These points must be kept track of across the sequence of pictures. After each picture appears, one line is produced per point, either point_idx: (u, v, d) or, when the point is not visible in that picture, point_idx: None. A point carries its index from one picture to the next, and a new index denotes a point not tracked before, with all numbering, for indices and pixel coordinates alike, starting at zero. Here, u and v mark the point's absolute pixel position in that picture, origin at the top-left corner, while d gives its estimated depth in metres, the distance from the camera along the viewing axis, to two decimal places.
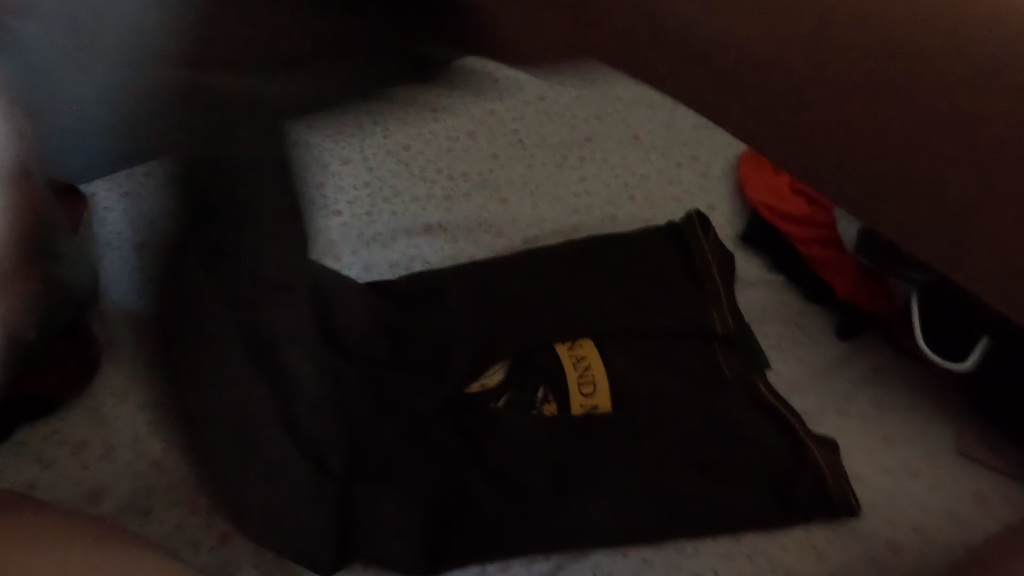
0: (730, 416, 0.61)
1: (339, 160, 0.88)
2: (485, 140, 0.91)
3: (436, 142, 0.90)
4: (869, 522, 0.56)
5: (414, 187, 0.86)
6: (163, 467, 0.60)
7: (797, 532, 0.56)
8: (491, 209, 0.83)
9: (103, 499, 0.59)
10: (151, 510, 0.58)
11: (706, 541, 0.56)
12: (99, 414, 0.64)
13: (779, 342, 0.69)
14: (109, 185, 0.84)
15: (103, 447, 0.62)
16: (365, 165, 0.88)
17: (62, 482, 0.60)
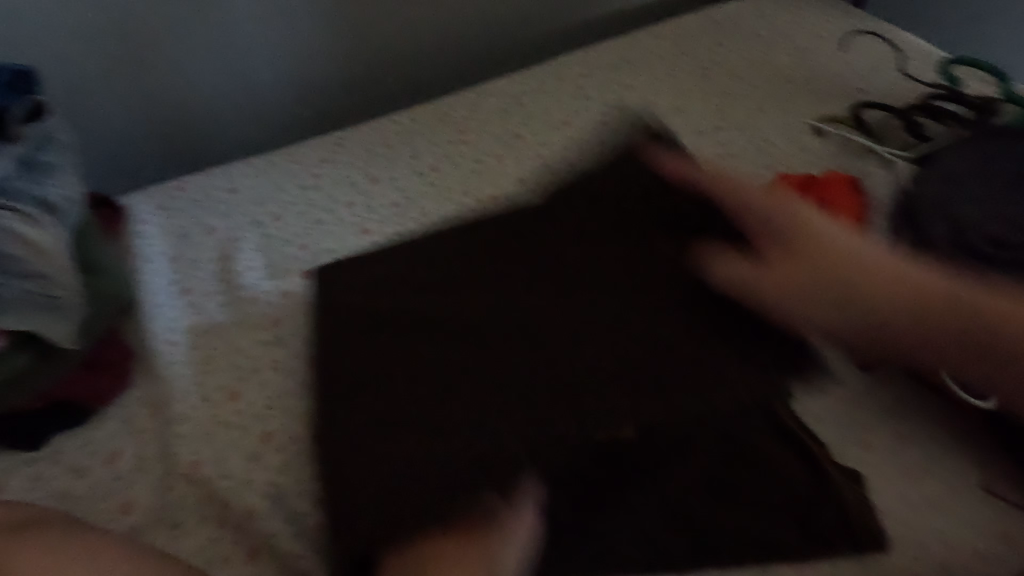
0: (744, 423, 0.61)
1: (368, 180, 0.90)
2: (511, 164, 0.93)
3: (464, 164, 0.92)
4: (894, 555, 0.57)
5: (441, 207, 0.87)
6: (192, 480, 0.61)
7: (824, 564, 0.56)
8: None
9: (132, 511, 0.59)
10: (182, 523, 0.58)
11: (732, 570, 0.56)
12: (129, 424, 0.65)
13: None
14: (146, 198, 0.87)
15: (134, 459, 0.62)
16: (394, 184, 0.89)
17: (92, 492, 0.60)
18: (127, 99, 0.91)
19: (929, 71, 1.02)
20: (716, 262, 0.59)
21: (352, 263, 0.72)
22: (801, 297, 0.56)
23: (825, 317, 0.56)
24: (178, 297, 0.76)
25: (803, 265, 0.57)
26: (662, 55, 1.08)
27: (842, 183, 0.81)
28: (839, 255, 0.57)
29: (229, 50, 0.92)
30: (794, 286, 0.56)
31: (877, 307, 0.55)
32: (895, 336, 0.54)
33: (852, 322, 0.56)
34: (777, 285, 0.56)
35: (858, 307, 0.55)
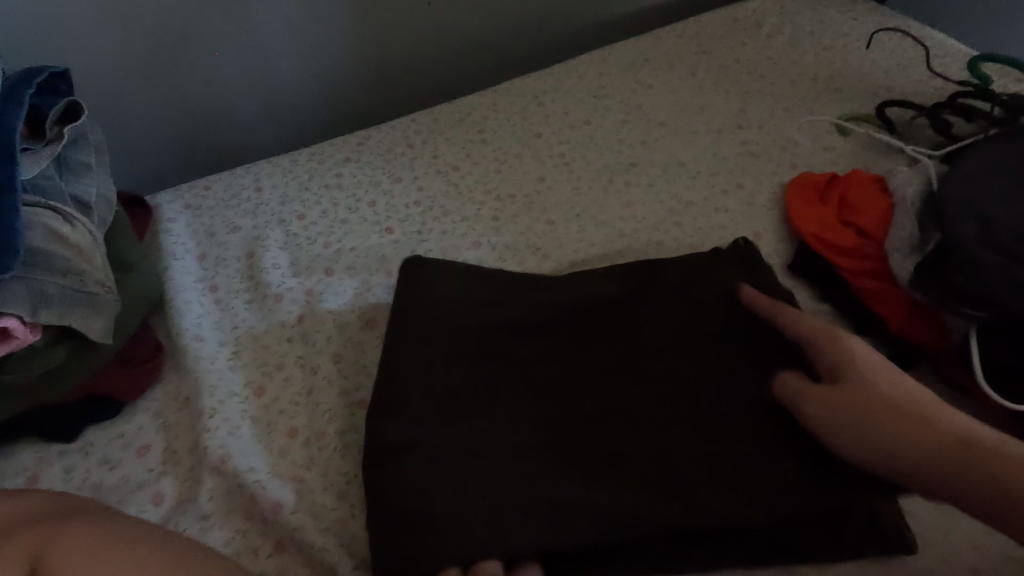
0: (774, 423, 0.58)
1: (390, 179, 0.91)
2: (532, 163, 0.93)
3: (485, 164, 0.93)
4: (923, 558, 0.56)
5: (462, 207, 0.88)
6: (220, 474, 0.62)
7: (849, 566, 0.56)
8: (537, 230, 0.85)
9: (162, 503, 0.60)
10: (210, 516, 0.59)
11: (756, 570, 0.56)
12: (159, 418, 0.66)
13: None
14: (173, 197, 0.88)
15: (165, 452, 0.64)
16: (415, 184, 0.90)
17: (124, 484, 0.61)
18: (156, 100, 0.93)
19: (957, 69, 1.01)
20: (809, 395, 0.56)
21: (416, 272, 0.73)
22: (873, 432, 0.51)
23: (891, 450, 0.50)
24: (205, 294, 0.77)
25: (887, 390, 0.53)
26: (683, 54, 1.08)
27: (874, 183, 0.80)
28: (949, 436, 0.49)
29: (255, 51, 0.94)
30: (876, 406, 0.52)
31: (962, 454, 0.48)
32: (972, 484, 0.46)
33: (932, 447, 0.49)
34: (846, 425, 0.53)
35: (944, 443, 0.49)
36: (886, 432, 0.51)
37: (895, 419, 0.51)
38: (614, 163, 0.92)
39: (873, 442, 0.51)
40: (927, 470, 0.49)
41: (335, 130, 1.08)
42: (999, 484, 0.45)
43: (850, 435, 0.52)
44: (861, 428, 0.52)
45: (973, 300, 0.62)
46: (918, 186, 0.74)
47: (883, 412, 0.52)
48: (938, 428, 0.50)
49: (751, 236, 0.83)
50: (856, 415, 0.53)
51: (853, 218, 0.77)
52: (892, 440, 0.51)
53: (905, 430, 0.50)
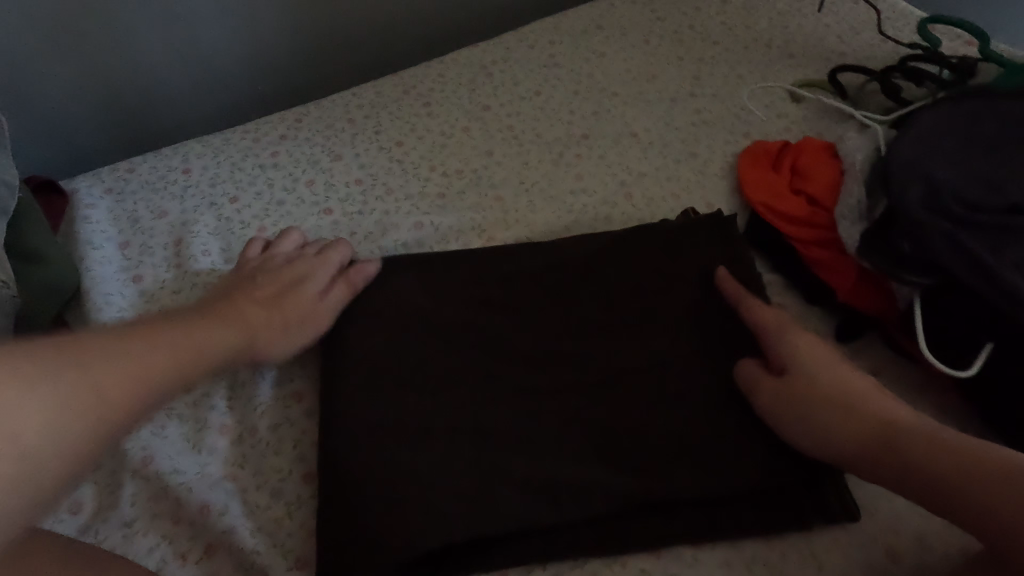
0: (718, 407, 0.58)
1: (330, 157, 0.86)
2: (480, 137, 0.89)
3: (430, 138, 0.88)
4: (868, 526, 0.56)
5: (407, 184, 0.83)
6: (145, 477, 0.58)
7: (797, 539, 0.56)
8: (485, 207, 0.81)
9: (82, 511, 0.56)
10: (134, 522, 0.56)
11: (705, 548, 0.56)
12: None
13: None
14: (92, 181, 0.82)
15: None
16: (357, 161, 0.85)
17: None
18: (69, 76, 0.85)
19: (908, 32, 1.00)
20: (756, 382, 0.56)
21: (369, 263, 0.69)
22: (815, 430, 0.53)
23: (825, 447, 0.52)
24: (128, 286, 0.72)
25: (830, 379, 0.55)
26: (636, 20, 1.04)
27: (824, 149, 0.79)
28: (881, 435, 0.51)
29: (174, 21, 0.87)
30: (821, 395, 0.54)
31: (899, 456, 0.49)
32: (900, 484, 0.49)
33: (871, 437, 0.51)
34: (784, 411, 0.54)
35: (882, 436, 0.50)
36: (828, 421, 0.53)
37: (837, 409, 0.53)
38: (566, 135, 0.89)
39: (813, 431, 0.53)
40: (861, 453, 0.51)
41: (273, 106, 1.02)
42: (919, 487, 0.48)
43: (793, 424, 0.54)
44: (805, 416, 0.54)
45: (918, 267, 0.61)
46: (867, 152, 0.73)
47: (826, 400, 0.53)
48: (879, 417, 0.51)
49: (703, 207, 0.81)
50: (798, 403, 0.54)
51: (803, 186, 0.75)
52: (833, 426, 0.52)
53: (845, 419, 0.52)
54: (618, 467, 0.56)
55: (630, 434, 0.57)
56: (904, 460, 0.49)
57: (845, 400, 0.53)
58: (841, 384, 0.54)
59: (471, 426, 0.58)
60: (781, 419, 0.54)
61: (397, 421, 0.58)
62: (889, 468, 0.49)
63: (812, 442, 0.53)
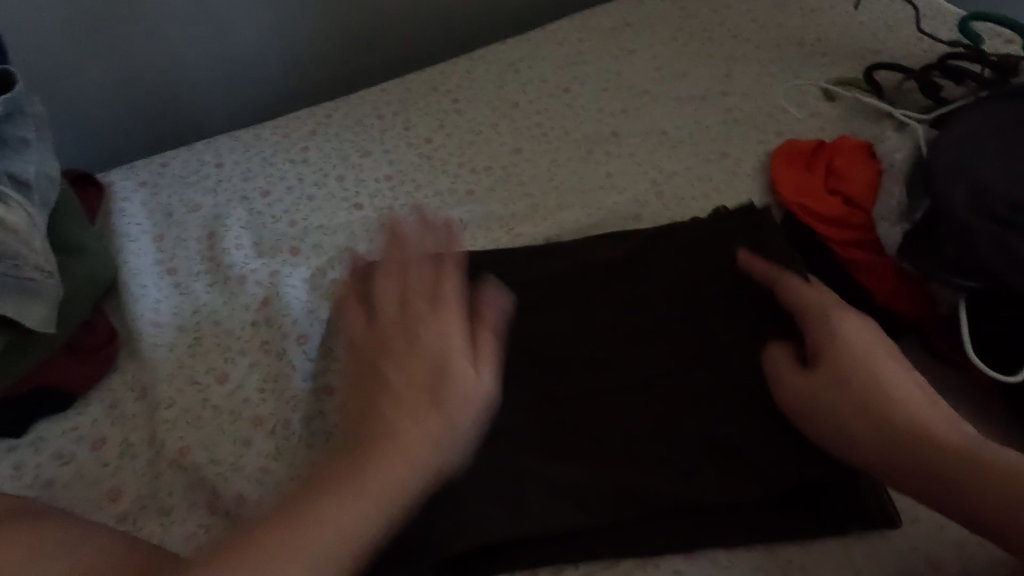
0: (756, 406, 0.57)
1: (359, 152, 0.86)
2: (508, 134, 0.89)
3: (459, 135, 0.88)
4: (908, 533, 0.55)
5: (436, 181, 0.83)
6: (180, 467, 0.58)
7: (835, 544, 0.55)
8: (513, 204, 0.81)
9: (119, 499, 0.57)
10: (171, 512, 0.56)
11: (739, 551, 0.55)
12: (116, 410, 0.62)
13: None
14: (127, 175, 0.83)
15: (121, 445, 0.60)
16: (386, 157, 0.86)
17: (80, 480, 0.58)
18: (105, 70, 0.87)
19: (946, 30, 0.97)
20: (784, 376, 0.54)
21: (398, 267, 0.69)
22: (841, 420, 0.51)
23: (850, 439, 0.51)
24: (162, 278, 0.73)
25: (864, 375, 0.52)
26: (665, 18, 1.03)
27: (861, 148, 0.77)
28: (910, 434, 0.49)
29: (208, 16, 0.87)
30: (852, 393, 0.51)
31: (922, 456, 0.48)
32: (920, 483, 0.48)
33: (898, 442, 0.49)
34: (810, 407, 0.53)
35: (910, 443, 0.49)
36: (853, 420, 0.51)
37: (866, 408, 0.51)
38: (595, 133, 0.88)
39: (837, 429, 0.51)
40: (884, 456, 0.50)
41: (301, 102, 1.02)
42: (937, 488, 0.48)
43: (817, 418, 0.52)
44: (829, 413, 0.52)
45: (962, 270, 0.60)
46: (907, 152, 0.71)
47: (855, 399, 0.51)
48: (909, 422, 0.49)
49: (735, 207, 0.80)
50: (825, 400, 0.52)
51: (840, 186, 0.74)
52: (858, 425, 0.51)
53: (873, 420, 0.50)
54: (652, 463, 0.55)
55: (664, 431, 0.57)
56: (927, 468, 0.48)
57: (875, 400, 0.51)
58: (875, 380, 0.51)
59: (506, 422, 0.58)
60: (806, 413, 0.53)
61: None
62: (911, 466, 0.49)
63: (835, 438, 0.52)
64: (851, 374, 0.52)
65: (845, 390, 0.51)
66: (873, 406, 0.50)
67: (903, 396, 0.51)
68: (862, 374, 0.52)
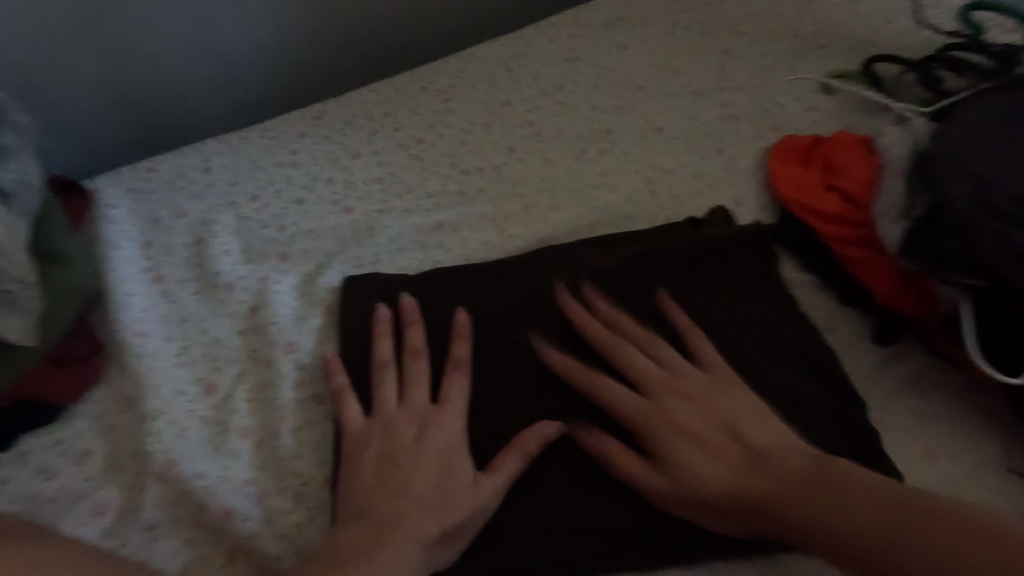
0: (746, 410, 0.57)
1: (349, 155, 0.84)
2: (500, 134, 0.87)
3: (450, 135, 0.87)
4: None
5: (427, 182, 0.82)
6: (167, 480, 0.57)
7: None
8: (505, 205, 0.80)
9: (105, 514, 0.56)
10: (157, 526, 0.55)
11: (737, 559, 0.54)
12: (102, 422, 0.61)
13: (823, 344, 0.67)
14: (114, 181, 0.82)
15: (107, 458, 0.59)
16: (376, 159, 0.84)
17: (65, 494, 0.57)
18: (89, 74, 0.85)
19: (947, 20, 0.95)
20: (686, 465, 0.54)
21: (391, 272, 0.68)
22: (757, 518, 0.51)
23: (726, 487, 0.53)
24: (149, 286, 0.72)
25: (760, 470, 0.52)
26: (659, 12, 1.01)
27: (861, 143, 0.76)
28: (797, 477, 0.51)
29: (192, 17, 0.86)
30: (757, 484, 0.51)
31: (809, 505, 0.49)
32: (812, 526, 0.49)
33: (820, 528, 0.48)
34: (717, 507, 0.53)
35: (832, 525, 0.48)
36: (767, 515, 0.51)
37: (770, 503, 0.50)
38: (588, 131, 0.87)
39: (757, 521, 0.51)
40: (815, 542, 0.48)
41: (291, 103, 1.01)
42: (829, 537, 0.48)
43: (734, 514, 0.52)
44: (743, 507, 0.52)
45: (965, 268, 0.58)
46: (906, 147, 0.70)
47: (760, 492, 0.51)
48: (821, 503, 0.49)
49: (732, 205, 0.78)
50: (736, 498, 0.52)
51: (838, 182, 0.72)
52: (772, 517, 0.50)
53: (792, 506, 0.50)
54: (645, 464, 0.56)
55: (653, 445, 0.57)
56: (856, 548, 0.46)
57: (781, 494, 0.50)
58: (769, 474, 0.51)
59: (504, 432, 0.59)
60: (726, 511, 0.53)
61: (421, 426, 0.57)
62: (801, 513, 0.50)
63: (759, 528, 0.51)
64: (748, 471, 0.52)
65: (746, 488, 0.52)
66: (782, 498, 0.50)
67: (804, 482, 0.50)
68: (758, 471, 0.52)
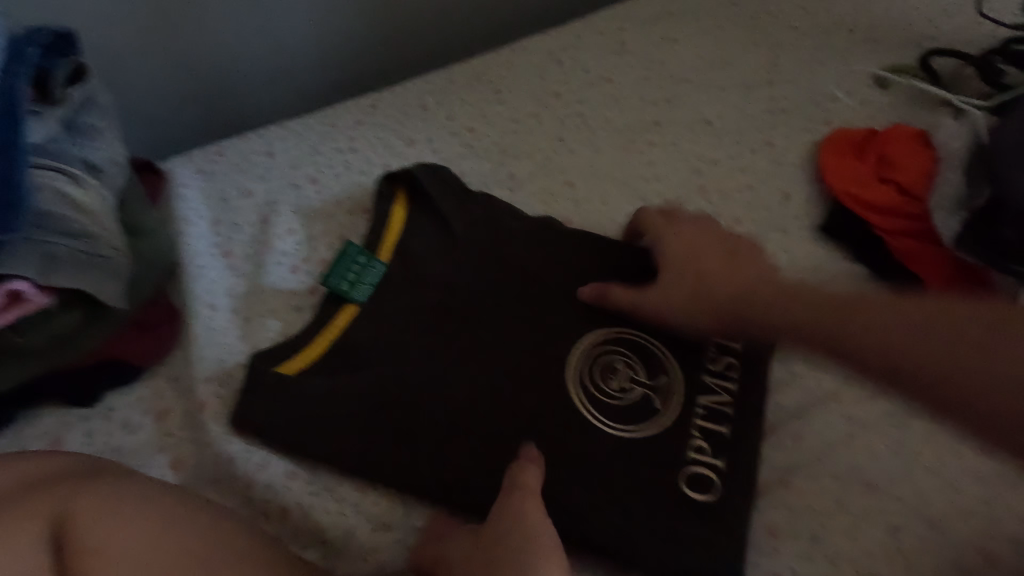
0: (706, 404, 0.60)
1: (404, 141, 0.88)
2: (549, 123, 0.89)
3: (501, 124, 0.89)
4: (963, 529, 0.54)
5: (478, 167, 0.85)
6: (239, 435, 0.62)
7: (883, 537, 0.54)
8: (555, 191, 0.82)
9: (182, 467, 0.61)
10: (223, 479, 0.59)
11: (784, 539, 0.54)
12: (178, 384, 0.66)
13: None
14: (185, 162, 0.86)
15: (182, 417, 0.64)
16: (430, 146, 0.87)
17: (146, 448, 0.62)
18: (166, 64, 0.91)
19: (1009, 14, 0.93)
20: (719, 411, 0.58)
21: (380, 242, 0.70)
22: (874, 329, 0.55)
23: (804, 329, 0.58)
24: (219, 260, 0.76)
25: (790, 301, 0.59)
26: (708, 5, 1.01)
27: (914, 137, 0.75)
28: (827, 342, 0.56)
29: (261, 11, 0.91)
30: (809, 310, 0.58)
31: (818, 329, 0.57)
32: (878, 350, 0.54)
33: (885, 343, 0.54)
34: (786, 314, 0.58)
35: (914, 352, 0.52)
36: (853, 334, 0.55)
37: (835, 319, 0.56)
38: (636, 122, 0.88)
39: (866, 332, 0.54)
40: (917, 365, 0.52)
41: (347, 92, 1.05)
42: (961, 389, 0.50)
43: (800, 326, 0.57)
44: (823, 331, 0.56)
45: None
46: (966, 142, 0.69)
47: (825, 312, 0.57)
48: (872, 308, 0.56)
49: (782, 197, 0.78)
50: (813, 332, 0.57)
51: (892, 175, 0.72)
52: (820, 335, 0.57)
53: (831, 330, 0.57)
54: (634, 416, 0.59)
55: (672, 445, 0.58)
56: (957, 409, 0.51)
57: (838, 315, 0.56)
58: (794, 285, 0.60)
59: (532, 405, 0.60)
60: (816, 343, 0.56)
61: (479, 396, 0.60)
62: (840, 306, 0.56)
63: (870, 346, 0.54)
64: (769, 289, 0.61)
65: (807, 306, 0.58)
66: (825, 307, 0.57)
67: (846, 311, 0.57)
68: (794, 309, 0.59)
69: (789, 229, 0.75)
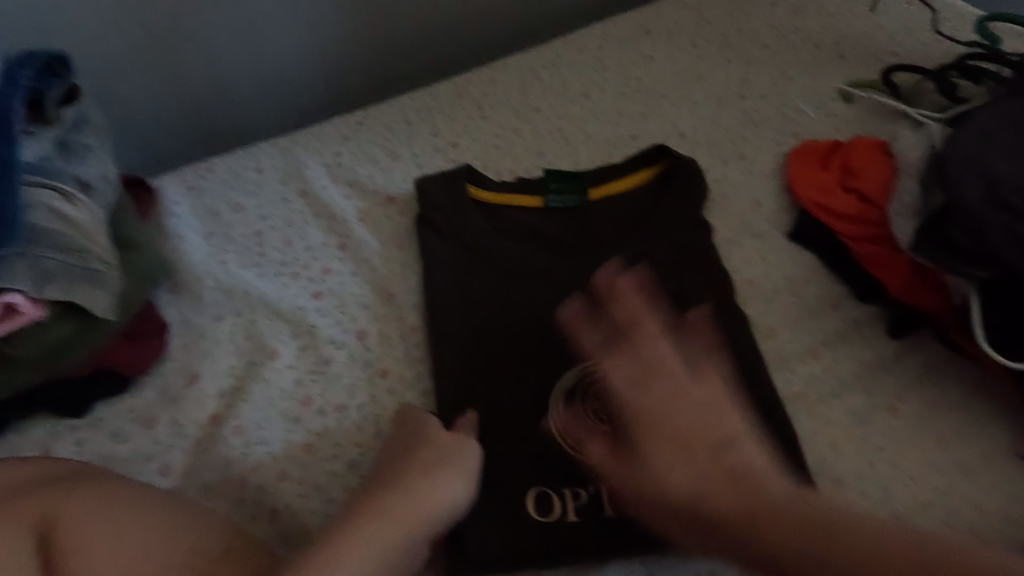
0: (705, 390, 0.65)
1: (389, 156, 0.90)
2: (531, 139, 0.92)
3: (484, 140, 0.92)
4: (922, 519, 0.56)
5: None
6: (228, 441, 0.64)
7: None
8: None
9: (172, 473, 0.62)
10: (214, 485, 0.61)
11: None
12: (168, 393, 0.67)
13: (843, 334, 0.69)
14: (175, 179, 0.88)
15: (171, 425, 0.65)
16: (414, 160, 0.90)
17: (135, 456, 0.63)
18: (157, 85, 0.93)
19: (966, 32, 0.98)
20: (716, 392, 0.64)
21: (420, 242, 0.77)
22: (677, 464, 0.52)
23: (681, 452, 0.52)
24: (214, 271, 0.78)
25: (676, 456, 0.52)
26: (682, 24, 1.06)
27: (876, 147, 0.79)
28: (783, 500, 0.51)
29: (248, 32, 0.94)
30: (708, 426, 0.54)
31: (712, 505, 0.50)
32: (657, 504, 0.52)
33: (677, 459, 0.52)
34: (664, 458, 0.53)
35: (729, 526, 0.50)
36: (740, 498, 0.50)
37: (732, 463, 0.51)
38: (615, 137, 0.92)
39: (667, 471, 0.52)
40: (727, 521, 0.50)
41: (335, 110, 1.08)
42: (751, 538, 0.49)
43: (684, 464, 0.52)
44: (698, 475, 0.51)
45: (972, 260, 0.61)
46: (922, 149, 0.73)
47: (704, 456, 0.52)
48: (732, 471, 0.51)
49: (753, 206, 0.81)
50: (647, 443, 0.54)
51: (856, 183, 0.76)
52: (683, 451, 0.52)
53: (683, 460, 0.52)
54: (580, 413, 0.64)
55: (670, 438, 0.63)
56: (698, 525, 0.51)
57: (733, 498, 0.50)
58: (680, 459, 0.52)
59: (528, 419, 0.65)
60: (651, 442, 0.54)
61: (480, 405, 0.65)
62: (729, 465, 0.51)
63: (714, 497, 0.50)
64: (721, 457, 0.52)
65: (718, 476, 0.51)
66: (732, 464, 0.51)
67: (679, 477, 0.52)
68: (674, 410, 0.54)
69: (761, 237, 0.78)
